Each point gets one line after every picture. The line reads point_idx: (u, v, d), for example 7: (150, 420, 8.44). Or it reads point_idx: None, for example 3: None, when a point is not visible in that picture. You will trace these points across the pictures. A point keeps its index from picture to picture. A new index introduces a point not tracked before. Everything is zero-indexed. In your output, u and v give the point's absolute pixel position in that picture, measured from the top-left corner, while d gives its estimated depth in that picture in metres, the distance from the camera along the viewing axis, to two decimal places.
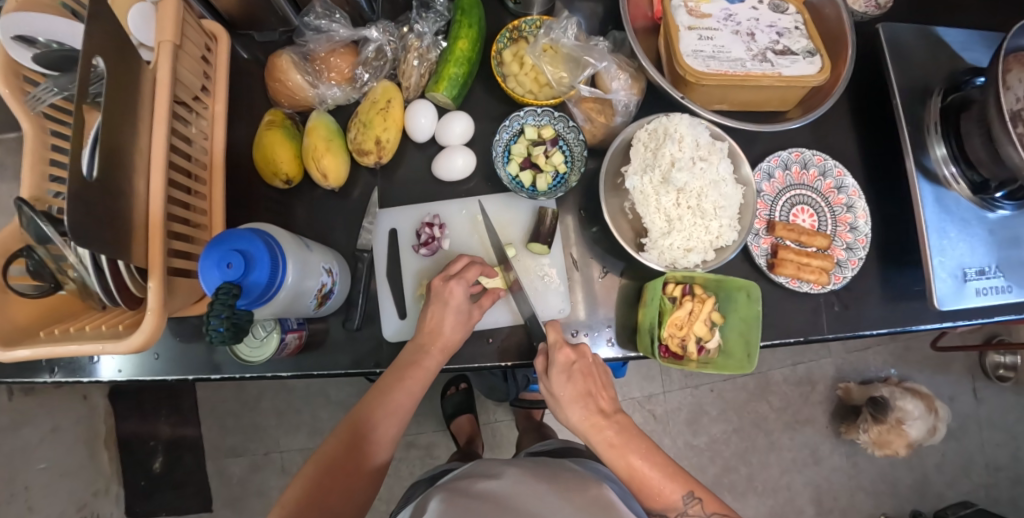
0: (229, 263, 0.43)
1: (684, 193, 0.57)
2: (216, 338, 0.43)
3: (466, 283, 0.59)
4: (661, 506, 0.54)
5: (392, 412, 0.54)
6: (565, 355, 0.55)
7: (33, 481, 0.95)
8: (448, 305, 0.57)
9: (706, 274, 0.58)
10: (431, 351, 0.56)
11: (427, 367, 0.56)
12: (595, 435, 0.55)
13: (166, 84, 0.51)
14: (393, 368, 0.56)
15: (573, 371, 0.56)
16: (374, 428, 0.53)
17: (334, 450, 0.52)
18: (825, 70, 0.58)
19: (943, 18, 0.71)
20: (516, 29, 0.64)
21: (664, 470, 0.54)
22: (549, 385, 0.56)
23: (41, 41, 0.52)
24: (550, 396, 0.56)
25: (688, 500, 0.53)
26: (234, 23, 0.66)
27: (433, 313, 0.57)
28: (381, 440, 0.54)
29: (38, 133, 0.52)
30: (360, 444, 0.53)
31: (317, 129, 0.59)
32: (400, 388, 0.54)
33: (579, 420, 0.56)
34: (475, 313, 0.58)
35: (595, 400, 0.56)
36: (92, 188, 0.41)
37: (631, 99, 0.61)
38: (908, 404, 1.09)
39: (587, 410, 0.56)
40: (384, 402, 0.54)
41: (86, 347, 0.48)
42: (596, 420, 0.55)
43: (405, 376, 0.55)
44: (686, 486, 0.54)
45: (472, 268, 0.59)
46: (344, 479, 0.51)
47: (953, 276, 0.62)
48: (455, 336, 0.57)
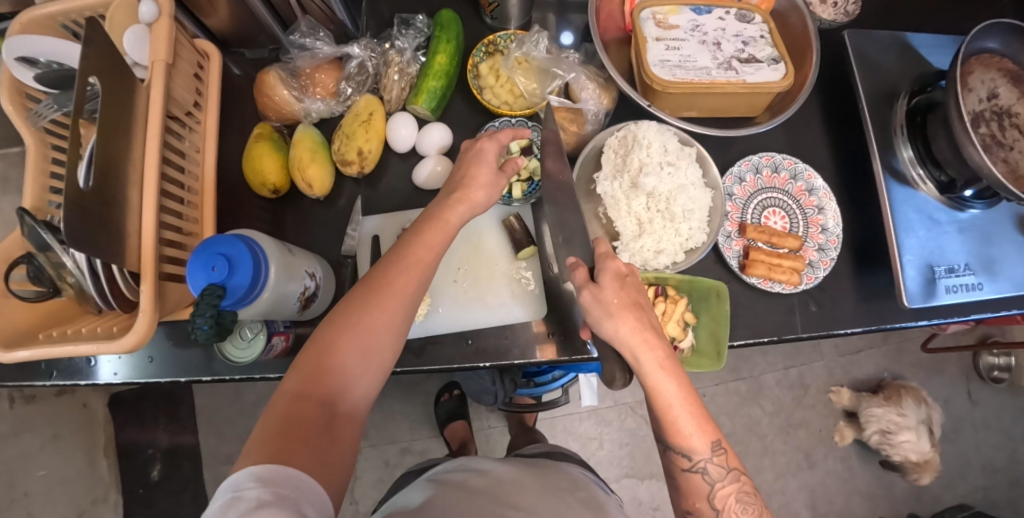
0: (213, 266, 0.46)
1: (653, 197, 0.60)
2: (201, 337, 0.45)
3: (500, 142, 0.58)
4: (685, 446, 0.47)
5: (377, 309, 0.48)
6: (617, 265, 0.51)
7: None
8: (480, 159, 0.56)
9: (676, 275, 0.60)
10: (459, 206, 0.55)
11: (420, 264, 0.52)
12: (647, 352, 0.47)
13: (158, 100, 0.54)
14: (365, 280, 0.50)
15: (625, 281, 0.50)
16: (359, 323, 0.47)
17: (316, 352, 0.46)
18: (788, 77, 0.60)
19: (910, 25, 0.73)
20: (491, 43, 0.68)
21: (699, 413, 0.47)
22: (598, 293, 0.48)
23: (42, 61, 0.55)
24: (599, 306, 0.48)
25: (716, 448, 0.47)
26: (226, 40, 0.70)
27: (471, 161, 0.57)
28: (366, 338, 0.47)
29: (40, 146, 0.56)
30: (346, 337, 0.47)
31: (303, 141, 0.62)
32: (388, 287, 0.49)
33: (627, 333, 0.47)
34: (502, 178, 0.57)
35: (647, 315, 0.49)
36: (88, 197, 0.44)
37: (600, 107, 0.63)
38: (896, 427, 1.09)
39: (639, 323, 0.47)
40: (371, 300, 0.49)
41: (81, 347, 0.51)
42: (648, 337, 0.47)
43: (393, 286, 0.50)
44: (714, 434, 0.47)
45: (506, 131, 0.58)
46: (332, 372, 0.45)
47: (922, 274, 0.63)
48: (487, 195, 0.56)
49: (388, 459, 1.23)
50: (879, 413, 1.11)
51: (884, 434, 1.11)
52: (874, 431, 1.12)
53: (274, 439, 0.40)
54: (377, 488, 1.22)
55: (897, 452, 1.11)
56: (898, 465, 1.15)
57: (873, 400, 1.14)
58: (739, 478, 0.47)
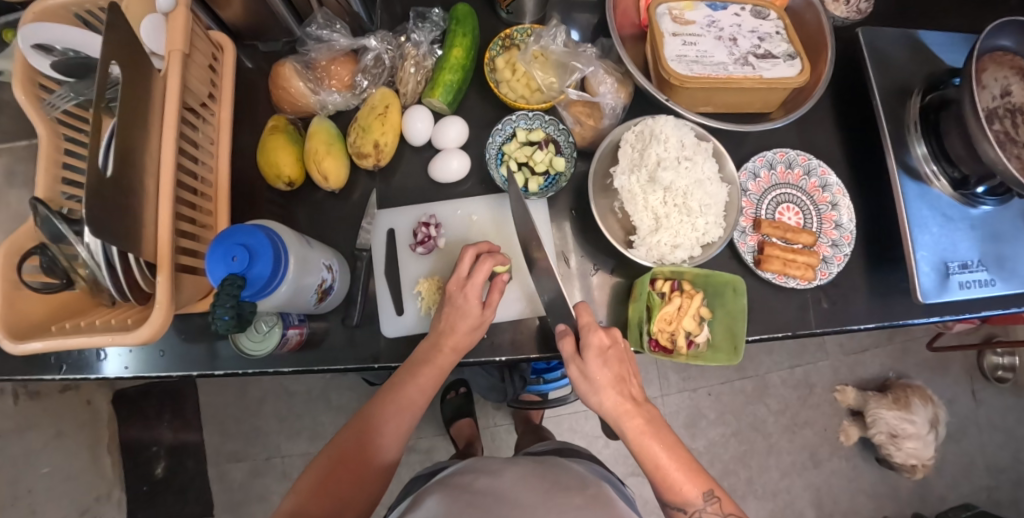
0: (233, 256, 0.45)
1: (671, 191, 0.60)
2: (221, 327, 0.45)
3: (476, 284, 0.56)
4: (677, 500, 0.50)
5: (402, 405, 0.56)
6: (599, 338, 0.52)
7: (35, 483, 0.99)
8: (460, 314, 0.57)
9: (693, 269, 0.59)
10: (443, 350, 0.56)
11: (441, 364, 0.57)
12: (626, 421, 0.51)
13: (175, 90, 0.54)
14: (406, 366, 0.57)
15: (608, 357, 0.52)
16: (385, 416, 0.55)
17: (345, 442, 0.55)
18: (804, 73, 0.60)
19: (922, 23, 0.74)
20: (507, 37, 0.67)
21: (684, 466, 0.50)
22: (585, 370, 0.52)
23: (58, 49, 0.55)
24: (581, 381, 0.53)
25: (707, 498, 0.49)
26: (240, 33, 0.69)
27: (451, 317, 0.57)
28: (391, 430, 0.55)
29: (53, 136, 0.55)
30: (373, 428, 0.55)
31: (318, 133, 0.62)
32: (410, 382, 0.56)
33: (611, 406, 0.51)
34: (488, 315, 0.57)
35: (628, 387, 0.52)
36: (109, 185, 0.44)
37: (619, 102, 0.64)
38: (905, 430, 1.10)
39: (620, 397, 0.51)
40: (394, 395, 0.56)
41: (95, 338, 0.51)
42: (628, 408, 0.51)
43: (416, 373, 0.56)
44: (705, 485, 0.50)
45: (483, 267, 0.57)
46: (358, 459, 0.53)
47: (935, 270, 0.63)
48: (469, 339, 0.57)
49: None
50: (886, 413, 1.11)
51: (891, 436, 1.12)
52: (880, 431, 1.13)
53: None
54: None
55: (898, 452, 1.12)
56: (893, 463, 1.16)
57: (882, 400, 1.14)
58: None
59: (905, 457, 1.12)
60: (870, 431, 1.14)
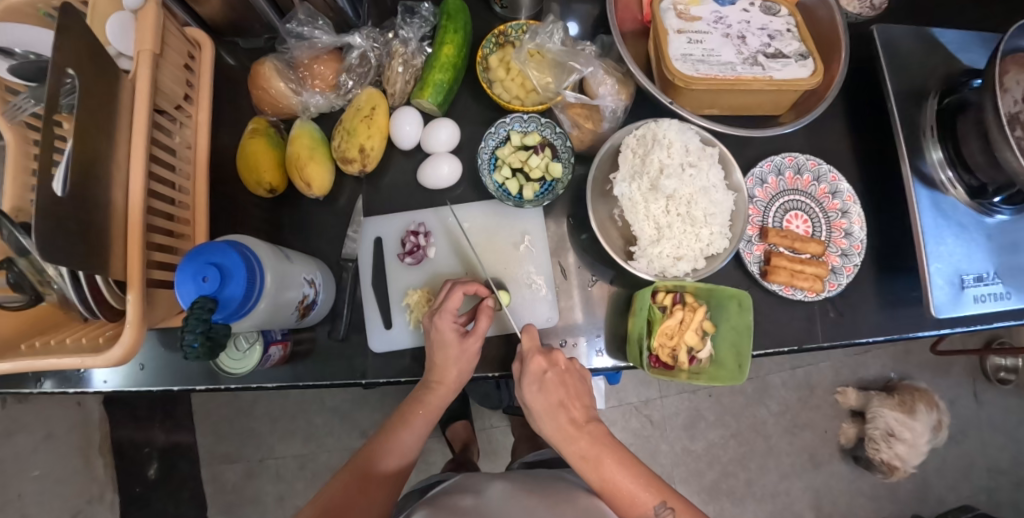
0: (204, 276, 0.42)
1: (673, 200, 0.56)
2: (190, 353, 0.42)
3: (450, 314, 0.55)
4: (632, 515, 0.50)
5: (395, 447, 0.55)
6: (537, 364, 0.53)
7: (24, 489, 1.01)
8: (439, 347, 0.54)
9: (696, 283, 0.56)
10: (437, 388, 0.56)
11: (432, 403, 0.56)
12: (568, 446, 0.52)
13: (144, 93, 0.50)
14: (399, 409, 0.57)
15: (545, 382, 0.52)
16: (383, 462, 0.54)
17: (335, 492, 0.52)
18: (817, 74, 0.57)
19: (939, 19, 0.70)
20: (501, 34, 0.63)
21: (637, 479, 0.51)
22: (523, 398, 0.54)
23: (19, 52, 0.52)
24: (526, 407, 0.54)
25: (660, 510, 0.50)
26: (219, 29, 0.65)
27: (439, 356, 0.54)
28: (385, 475, 0.54)
29: (21, 142, 0.52)
30: (371, 476, 0.53)
31: (301, 137, 0.58)
32: (404, 429, 0.56)
33: (551, 431, 0.53)
34: (471, 341, 0.55)
35: (567, 410, 0.53)
36: (65, 203, 0.41)
37: (619, 104, 0.60)
38: (902, 433, 1.08)
39: (558, 422, 0.52)
40: (387, 443, 0.55)
41: (65, 360, 0.48)
42: (569, 432, 0.52)
43: (410, 414, 0.56)
44: (660, 496, 0.50)
45: (451, 297, 0.56)
46: (353, 513, 0.51)
47: (950, 283, 0.60)
48: (460, 376, 0.55)
49: None
50: (888, 412, 1.10)
51: (886, 435, 1.10)
52: (877, 429, 1.11)
53: None
54: None
55: (884, 451, 1.10)
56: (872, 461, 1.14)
57: (886, 400, 1.13)
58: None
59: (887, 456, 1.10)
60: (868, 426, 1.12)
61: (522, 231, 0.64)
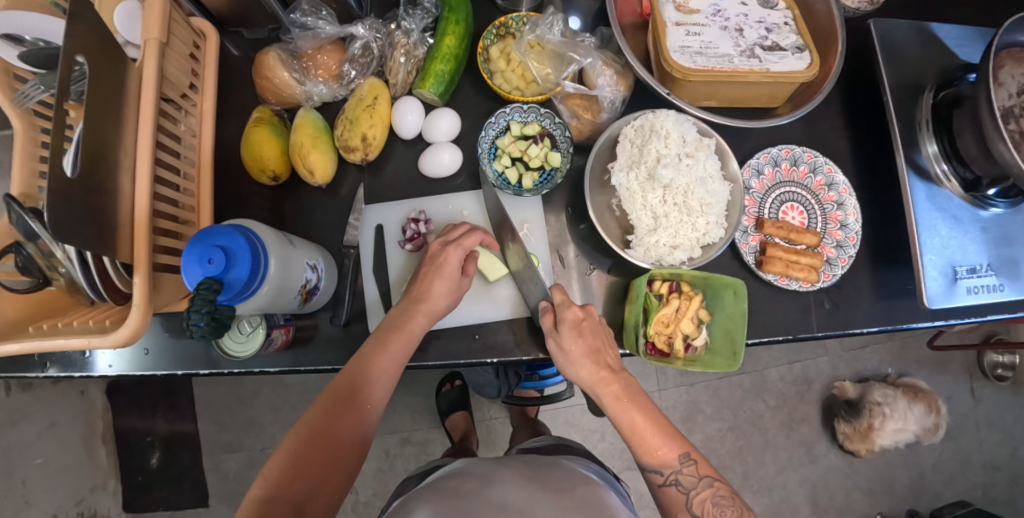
0: (210, 259, 0.43)
1: (669, 190, 0.57)
2: (196, 333, 0.43)
3: (464, 250, 0.59)
4: (655, 463, 0.53)
5: (374, 380, 0.53)
6: (574, 313, 0.55)
7: (28, 474, 1.12)
8: (439, 272, 0.58)
9: (692, 272, 0.57)
10: (418, 316, 0.57)
11: (410, 331, 0.56)
12: (604, 389, 0.55)
13: (151, 81, 0.51)
14: (374, 336, 0.56)
15: (582, 328, 0.55)
16: (362, 393, 0.53)
17: (314, 419, 0.51)
18: (813, 67, 0.57)
19: (936, 14, 0.71)
20: (502, 26, 0.64)
21: (661, 430, 0.54)
22: (559, 343, 0.55)
23: (28, 40, 0.53)
24: (560, 353, 0.56)
25: (683, 460, 0.53)
26: (224, 20, 0.66)
27: (431, 281, 0.58)
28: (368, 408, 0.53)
29: (29, 129, 0.53)
30: (351, 406, 0.52)
31: (304, 125, 0.59)
32: (381, 354, 0.54)
33: (587, 376, 0.56)
34: (464, 282, 0.60)
35: (602, 356, 0.56)
36: (75, 186, 0.42)
37: (617, 94, 0.60)
38: (892, 415, 1.11)
39: (596, 366, 0.55)
40: (364, 374, 0.53)
41: (72, 341, 0.49)
42: (605, 376, 0.56)
43: (388, 339, 0.55)
44: (682, 448, 0.53)
45: (471, 236, 0.60)
46: (333, 436, 0.50)
47: (943, 274, 0.61)
48: (441, 301, 0.58)
49: (388, 450, 1.22)
50: (896, 400, 1.12)
51: (880, 412, 1.11)
52: (871, 405, 1.12)
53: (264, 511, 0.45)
54: (377, 478, 1.21)
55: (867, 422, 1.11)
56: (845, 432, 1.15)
57: (893, 391, 1.15)
58: (713, 484, 0.52)
59: (864, 426, 1.11)
60: (867, 400, 1.14)
61: (522, 219, 0.65)
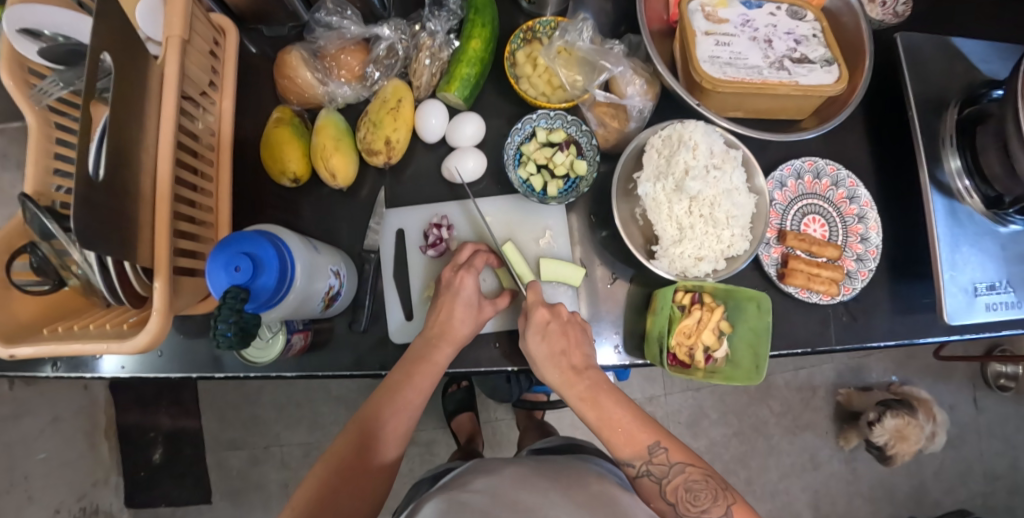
0: (237, 266, 0.42)
1: (696, 201, 0.57)
2: (222, 342, 0.42)
3: (475, 272, 0.58)
4: (629, 455, 0.55)
5: (400, 409, 0.54)
6: (541, 315, 0.55)
7: (31, 469, 0.97)
8: (459, 299, 0.56)
9: (715, 284, 0.57)
10: (442, 345, 0.56)
11: (435, 360, 0.56)
12: (569, 389, 0.56)
13: (173, 79, 0.50)
14: (400, 366, 0.56)
15: (549, 331, 0.55)
16: (387, 422, 0.53)
17: (342, 453, 0.52)
18: (842, 80, 0.57)
19: (961, 30, 0.70)
20: (530, 30, 0.63)
21: (632, 418, 0.55)
22: (526, 347, 0.56)
23: (46, 34, 0.51)
24: (528, 356, 0.56)
25: (655, 449, 0.54)
26: (243, 16, 0.65)
27: (447, 308, 0.56)
28: (388, 442, 0.54)
29: (43, 127, 0.51)
30: (375, 437, 0.53)
31: (326, 127, 0.58)
32: (406, 385, 0.54)
33: (554, 379, 0.56)
34: (486, 308, 0.58)
35: (568, 357, 0.56)
36: (100, 188, 0.41)
37: (646, 104, 0.60)
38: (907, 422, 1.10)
39: (560, 369, 0.55)
40: (392, 402, 0.54)
41: (90, 345, 0.48)
42: (570, 376, 0.56)
43: (414, 372, 0.55)
44: (654, 436, 0.55)
45: (478, 257, 0.60)
46: (360, 470, 0.51)
47: (963, 290, 0.61)
48: (466, 326, 0.57)
49: None
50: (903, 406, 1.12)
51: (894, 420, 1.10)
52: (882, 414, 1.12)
53: None
54: None
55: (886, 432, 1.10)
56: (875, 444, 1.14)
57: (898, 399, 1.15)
58: (686, 470, 0.53)
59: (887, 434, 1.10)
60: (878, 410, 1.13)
61: (544, 226, 0.65)
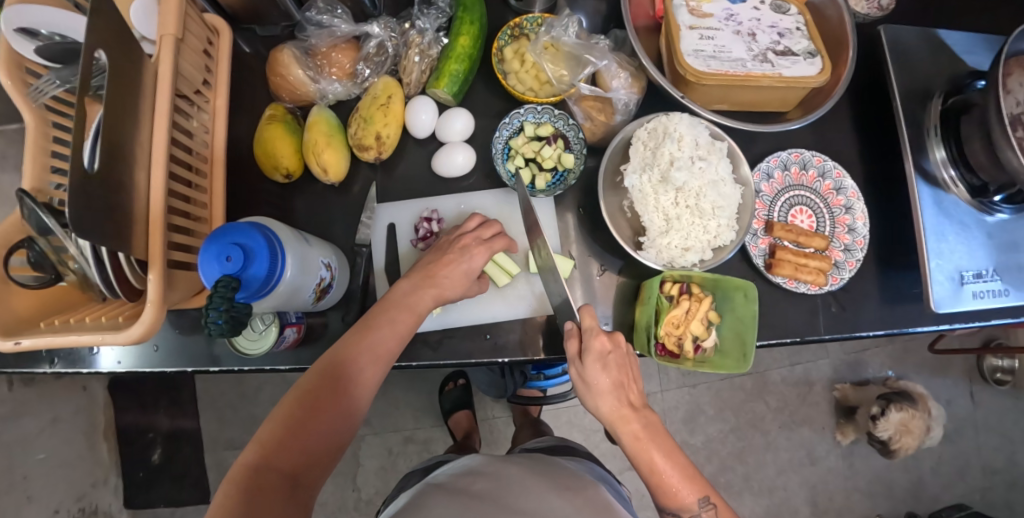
0: (228, 256, 0.43)
1: (683, 192, 0.58)
2: (214, 330, 0.43)
3: (490, 250, 0.59)
4: (674, 506, 0.52)
5: (376, 350, 0.53)
6: (602, 342, 0.54)
7: (30, 470, 0.96)
8: (461, 263, 0.58)
9: (703, 273, 0.58)
10: (427, 297, 0.57)
11: (416, 308, 0.56)
12: (624, 427, 0.54)
13: (167, 76, 0.51)
14: (378, 309, 0.55)
15: (607, 361, 0.54)
16: (361, 363, 0.52)
17: (311, 386, 0.50)
18: (825, 72, 0.58)
19: (944, 23, 0.71)
20: (517, 26, 0.64)
21: (683, 472, 0.52)
22: (582, 372, 0.54)
23: (43, 33, 0.52)
24: (582, 383, 0.55)
25: (703, 504, 0.51)
26: (237, 16, 0.66)
27: (450, 269, 0.58)
28: (360, 383, 0.52)
29: (40, 125, 0.52)
30: (346, 378, 0.51)
31: (317, 124, 0.59)
32: (384, 326, 0.54)
33: (608, 410, 0.54)
34: (474, 285, 0.61)
35: (627, 392, 0.54)
36: (94, 180, 0.42)
37: (631, 98, 0.61)
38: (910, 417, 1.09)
39: (618, 401, 0.54)
40: (366, 343, 0.52)
41: (85, 337, 0.49)
42: (626, 413, 0.54)
43: (390, 312, 0.55)
44: (703, 491, 0.51)
45: (501, 239, 0.60)
46: (328, 409, 0.49)
47: (950, 279, 0.62)
48: (455, 286, 0.58)
49: (392, 448, 1.22)
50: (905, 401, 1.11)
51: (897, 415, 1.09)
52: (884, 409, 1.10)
53: (257, 474, 0.45)
54: (379, 477, 1.21)
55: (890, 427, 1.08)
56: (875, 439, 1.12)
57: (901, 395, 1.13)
58: None
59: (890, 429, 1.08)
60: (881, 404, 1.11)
61: (534, 219, 0.65)
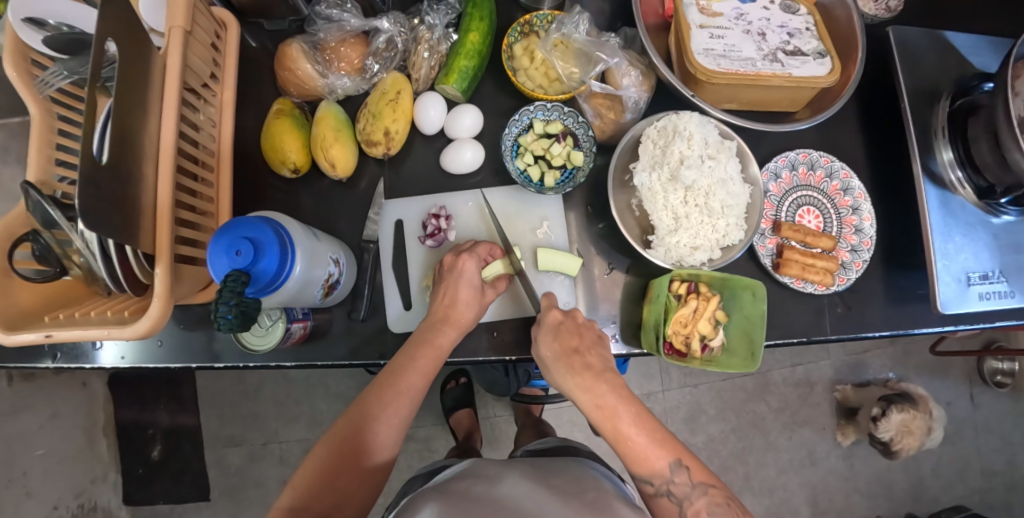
0: (237, 250, 0.43)
1: (691, 191, 0.58)
2: (223, 325, 0.43)
3: (477, 258, 0.61)
4: (646, 472, 0.51)
5: (402, 393, 0.54)
6: (552, 315, 0.58)
7: (30, 467, 0.99)
8: (462, 281, 0.58)
9: (712, 273, 0.57)
10: (447, 329, 0.57)
11: (440, 344, 0.57)
12: (583, 394, 0.54)
13: (175, 69, 0.51)
14: (406, 349, 0.57)
15: (561, 330, 0.57)
16: (390, 407, 0.53)
17: (344, 431, 0.52)
18: (835, 72, 0.58)
19: (951, 25, 0.72)
20: (527, 24, 0.64)
21: (653, 435, 0.51)
22: (538, 347, 0.57)
23: (50, 24, 0.52)
24: (540, 358, 0.57)
25: (675, 468, 0.50)
26: (244, 11, 0.65)
27: (449, 293, 0.58)
28: (388, 428, 0.53)
29: (46, 116, 0.52)
30: (374, 421, 0.53)
31: (325, 118, 0.59)
32: (410, 367, 0.55)
33: (569, 384, 0.55)
34: (488, 292, 0.60)
35: (583, 357, 0.55)
36: (103, 171, 0.41)
37: (642, 95, 0.61)
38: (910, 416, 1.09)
39: (573, 368, 0.55)
40: (397, 386, 0.54)
41: (91, 331, 0.48)
42: (585, 380, 0.54)
43: (417, 355, 0.56)
44: (673, 454, 0.51)
45: (481, 246, 0.62)
46: (359, 451, 0.51)
47: (956, 280, 0.62)
48: (469, 309, 0.58)
49: None
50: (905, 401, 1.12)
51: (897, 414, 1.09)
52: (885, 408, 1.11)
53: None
54: None
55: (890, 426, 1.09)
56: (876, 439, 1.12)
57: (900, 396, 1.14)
58: (708, 492, 0.49)
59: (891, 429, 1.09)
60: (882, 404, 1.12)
61: (541, 216, 0.65)
